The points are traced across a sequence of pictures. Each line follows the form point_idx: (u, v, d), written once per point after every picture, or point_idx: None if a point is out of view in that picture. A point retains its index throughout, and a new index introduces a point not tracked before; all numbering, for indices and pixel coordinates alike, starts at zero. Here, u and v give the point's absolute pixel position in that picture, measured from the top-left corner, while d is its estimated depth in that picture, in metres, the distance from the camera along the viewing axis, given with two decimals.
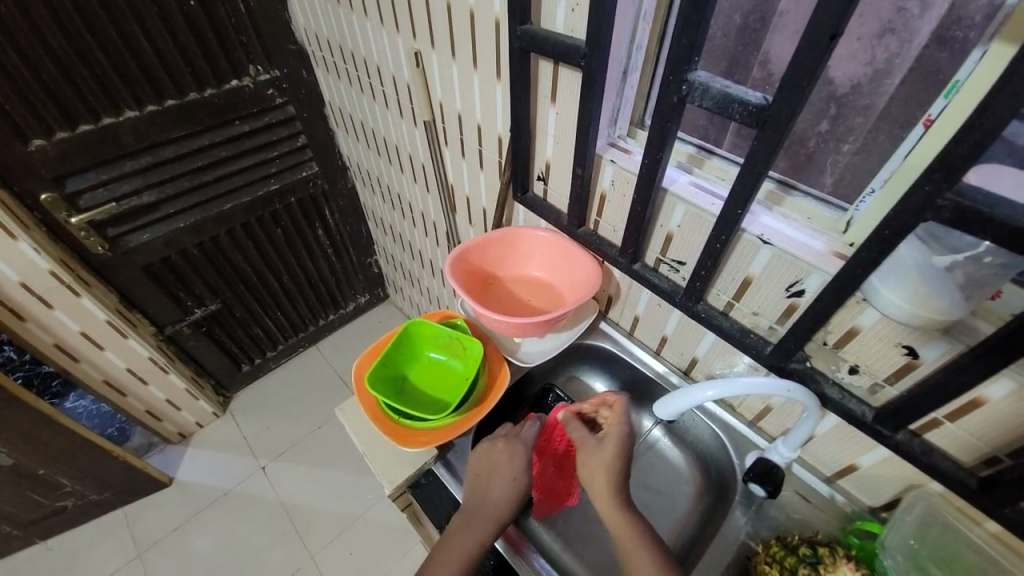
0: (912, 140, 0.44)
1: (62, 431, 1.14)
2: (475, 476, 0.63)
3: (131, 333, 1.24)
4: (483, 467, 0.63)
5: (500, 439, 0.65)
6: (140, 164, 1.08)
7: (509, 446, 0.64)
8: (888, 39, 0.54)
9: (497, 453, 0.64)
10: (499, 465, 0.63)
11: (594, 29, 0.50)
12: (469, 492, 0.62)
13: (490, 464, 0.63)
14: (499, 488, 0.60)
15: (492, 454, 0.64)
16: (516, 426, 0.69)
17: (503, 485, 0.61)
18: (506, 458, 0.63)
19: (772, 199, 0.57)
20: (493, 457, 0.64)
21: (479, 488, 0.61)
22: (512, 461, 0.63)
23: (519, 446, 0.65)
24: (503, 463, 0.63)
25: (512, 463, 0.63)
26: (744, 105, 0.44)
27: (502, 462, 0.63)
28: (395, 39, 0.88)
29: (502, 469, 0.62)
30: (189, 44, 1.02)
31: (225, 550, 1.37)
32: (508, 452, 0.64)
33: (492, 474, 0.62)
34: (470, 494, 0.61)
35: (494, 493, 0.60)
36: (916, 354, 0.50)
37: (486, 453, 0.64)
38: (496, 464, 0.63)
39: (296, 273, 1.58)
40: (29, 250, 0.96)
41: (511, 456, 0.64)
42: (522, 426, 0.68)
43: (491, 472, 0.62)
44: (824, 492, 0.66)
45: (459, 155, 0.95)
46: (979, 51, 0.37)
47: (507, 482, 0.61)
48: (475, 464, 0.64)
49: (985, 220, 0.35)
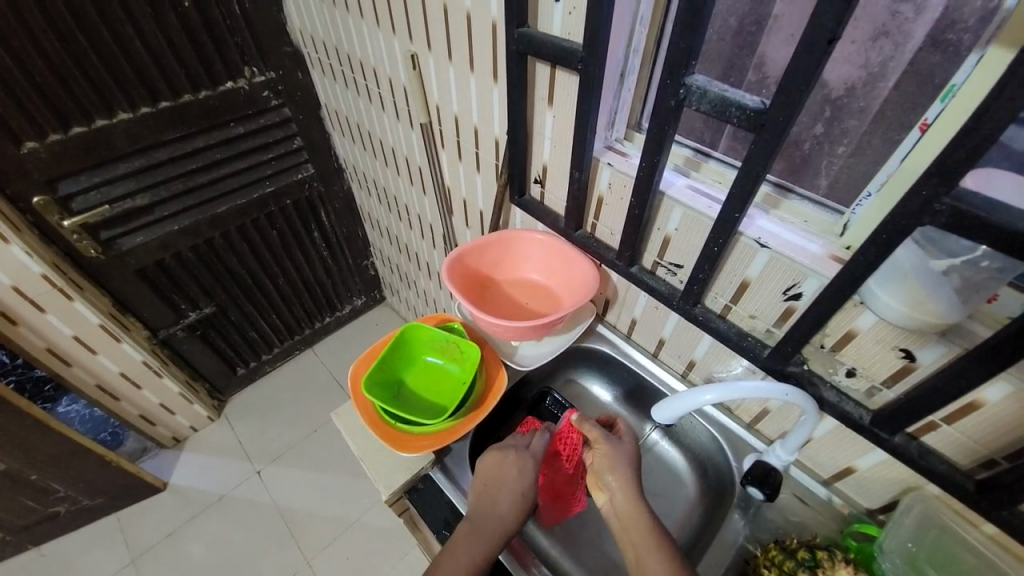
0: (908, 144, 0.44)
1: (54, 436, 1.12)
2: (482, 486, 0.62)
3: (125, 337, 1.22)
4: (490, 477, 0.63)
5: (509, 450, 0.65)
6: (133, 166, 1.07)
7: (518, 459, 0.64)
8: (882, 41, 0.54)
9: (506, 465, 0.63)
10: (507, 478, 0.62)
11: (591, 32, 0.50)
12: (475, 499, 0.61)
13: (498, 474, 0.63)
14: (506, 503, 0.60)
15: (502, 466, 0.63)
16: (525, 439, 0.68)
17: (510, 498, 0.60)
18: (515, 471, 0.63)
19: (769, 202, 0.57)
20: (502, 467, 0.63)
21: (486, 497, 0.61)
22: (521, 475, 0.63)
23: (528, 460, 0.64)
24: (512, 476, 0.62)
25: (520, 477, 0.62)
26: (742, 109, 0.44)
27: (511, 476, 0.62)
28: (391, 40, 0.87)
29: (511, 481, 0.62)
30: (183, 45, 1.02)
31: (219, 556, 1.36)
32: (518, 466, 0.63)
33: (500, 485, 0.62)
34: (476, 502, 0.61)
35: (500, 504, 0.60)
36: (913, 357, 0.50)
37: (494, 465, 0.63)
38: (503, 476, 0.62)
39: (291, 275, 1.58)
40: (21, 253, 0.95)
41: (520, 470, 0.63)
42: (531, 439, 0.68)
43: (498, 483, 0.62)
44: (822, 494, 0.66)
45: (456, 158, 0.94)
46: (974, 56, 0.37)
47: (515, 496, 0.61)
48: (481, 474, 0.63)
49: (982, 225, 0.35)
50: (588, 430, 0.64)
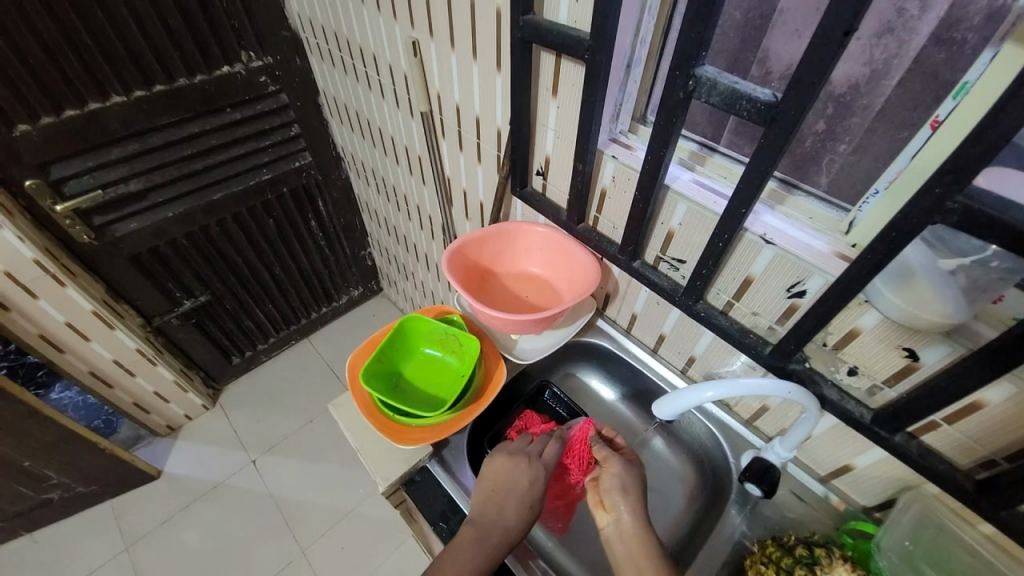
0: (920, 140, 0.43)
1: (47, 423, 1.11)
2: (490, 490, 0.61)
3: (118, 324, 1.21)
4: (501, 483, 0.62)
5: (522, 459, 0.64)
6: (127, 151, 1.05)
7: (530, 469, 0.64)
8: (886, 39, 0.50)
9: (518, 473, 0.63)
10: (518, 486, 0.62)
11: (599, 20, 0.49)
12: (479, 505, 0.60)
13: (509, 482, 0.62)
14: (515, 511, 0.60)
15: (513, 472, 0.63)
16: (537, 446, 0.68)
17: (519, 510, 0.60)
18: (526, 481, 0.62)
19: (774, 198, 0.57)
20: (513, 475, 0.63)
21: (492, 505, 0.60)
22: (532, 486, 0.62)
23: (540, 470, 0.64)
24: (521, 487, 0.61)
25: (531, 488, 0.62)
26: (753, 102, 0.43)
27: (523, 484, 0.62)
28: (392, 27, 0.86)
29: (519, 491, 0.61)
30: (178, 27, 0.99)
31: (215, 544, 1.36)
32: (530, 475, 0.63)
33: (508, 492, 0.61)
34: (481, 508, 0.60)
35: (509, 514, 0.59)
36: (917, 356, 0.50)
37: (506, 471, 0.63)
38: (513, 485, 0.62)
39: (288, 265, 1.56)
40: (13, 239, 0.93)
41: (532, 480, 0.63)
42: (544, 446, 0.68)
43: (507, 492, 0.61)
44: (818, 491, 0.67)
45: (456, 148, 0.93)
46: (989, 53, 0.36)
47: (524, 508, 0.60)
48: (490, 479, 0.63)
49: (994, 224, 0.34)
50: (597, 449, 0.65)
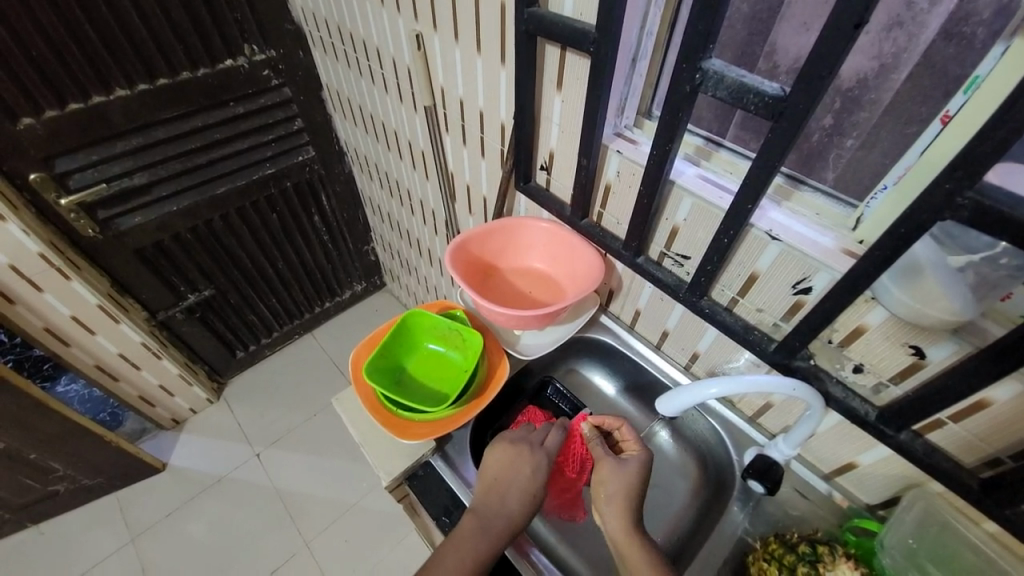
0: (929, 136, 0.42)
1: (53, 415, 1.12)
2: (490, 481, 0.61)
3: (123, 318, 1.22)
4: (501, 474, 0.62)
5: (523, 447, 0.64)
6: (131, 145, 1.05)
7: (533, 457, 0.63)
8: (896, 33, 0.50)
9: (520, 463, 0.63)
10: (519, 476, 0.62)
11: (605, 14, 0.48)
12: (481, 496, 0.61)
13: (509, 474, 0.62)
14: (517, 500, 0.60)
15: (514, 461, 0.63)
16: (539, 434, 0.67)
17: (521, 498, 0.60)
18: (528, 470, 0.62)
19: (781, 193, 0.56)
20: (515, 465, 0.62)
21: (494, 496, 0.60)
22: (534, 473, 0.62)
23: (542, 456, 0.64)
24: (523, 476, 0.61)
25: (533, 477, 0.62)
26: (760, 96, 0.42)
27: (523, 474, 0.62)
28: (395, 20, 0.85)
29: (522, 480, 0.61)
30: (181, 20, 0.99)
31: (220, 536, 1.37)
32: (531, 465, 0.63)
33: (509, 483, 0.61)
34: (482, 498, 0.60)
35: (510, 504, 0.60)
36: (923, 354, 0.50)
37: (506, 462, 0.63)
38: (515, 475, 0.62)
39: (291, 259, 1.56)
40: (18, 232, 0.94)
41: (534, 469, 0.62)
42: (545, 435, 0.67)
43: (508, 482, 0.61)
44: (822, 489, 0.66)
45: (460, 142, 0.93)
46: (1000, 47, 0.35)
47: (525, 497, 0.60)
48: (491, 469, 0.63)
49: (1004, 220, 0.34)
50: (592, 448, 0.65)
